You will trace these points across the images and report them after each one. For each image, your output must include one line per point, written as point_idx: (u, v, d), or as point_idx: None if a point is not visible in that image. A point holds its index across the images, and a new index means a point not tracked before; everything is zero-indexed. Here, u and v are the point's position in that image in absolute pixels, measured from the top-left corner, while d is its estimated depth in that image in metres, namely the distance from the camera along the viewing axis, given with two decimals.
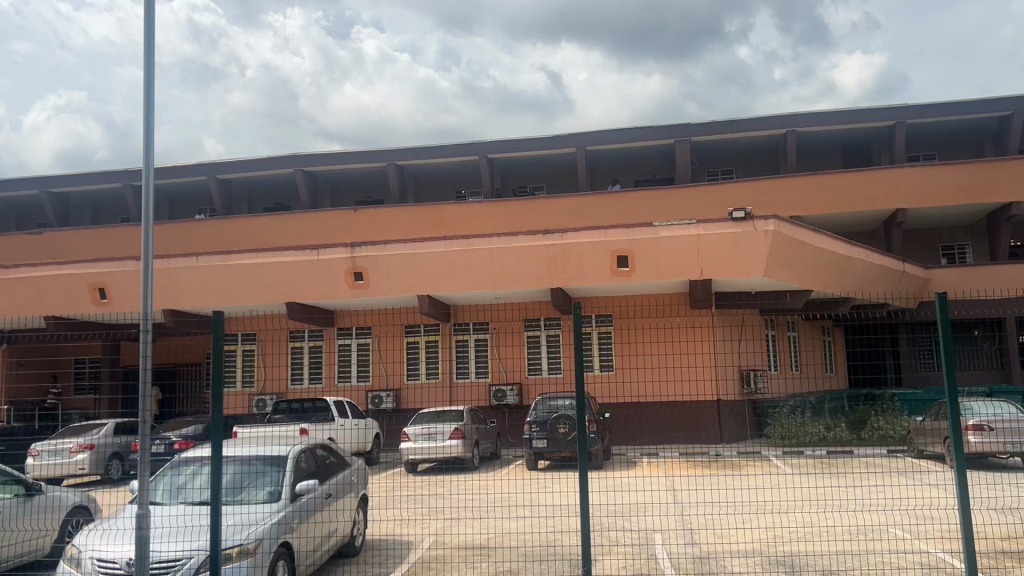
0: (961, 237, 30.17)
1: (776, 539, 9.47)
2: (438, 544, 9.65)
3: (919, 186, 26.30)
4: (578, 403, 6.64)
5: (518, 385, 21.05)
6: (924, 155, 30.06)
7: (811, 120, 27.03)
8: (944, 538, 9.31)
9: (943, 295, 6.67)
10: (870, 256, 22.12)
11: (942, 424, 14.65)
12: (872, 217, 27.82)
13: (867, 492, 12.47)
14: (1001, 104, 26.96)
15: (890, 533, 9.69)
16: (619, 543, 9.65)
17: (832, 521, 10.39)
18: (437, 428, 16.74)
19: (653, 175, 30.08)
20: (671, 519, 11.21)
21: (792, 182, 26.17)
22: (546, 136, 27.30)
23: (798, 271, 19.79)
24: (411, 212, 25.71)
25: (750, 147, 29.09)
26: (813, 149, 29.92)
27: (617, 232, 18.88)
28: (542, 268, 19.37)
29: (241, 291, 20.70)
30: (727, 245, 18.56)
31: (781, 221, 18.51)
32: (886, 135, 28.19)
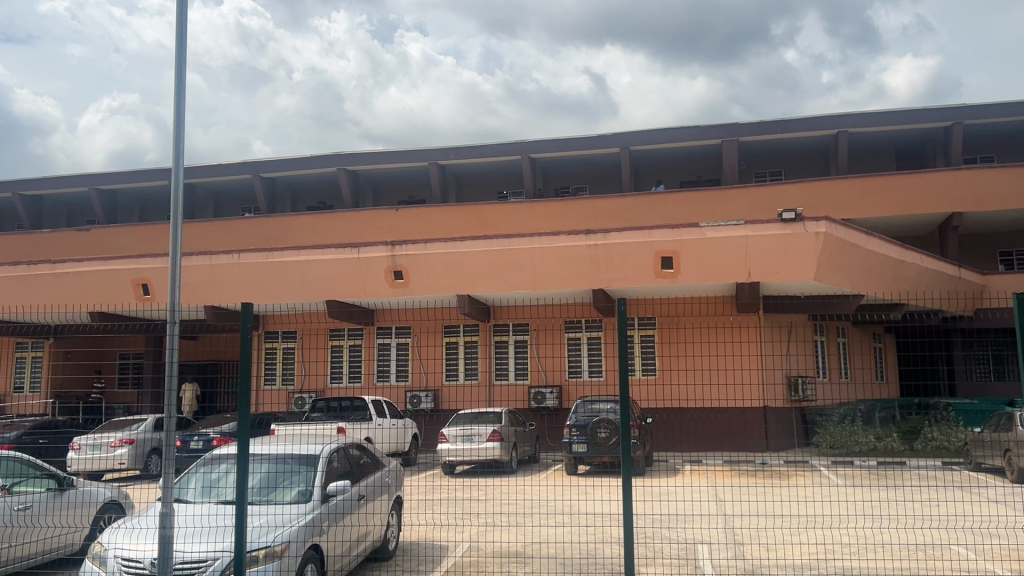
0: (1020, 243, 29.09)
1: (829, 555, 8.93)
2: (473, 550, 9.33)
3: (977, 190, 25.35)
4: (622, 405, 6.30)
5: (558, 388, 20.67)
6: (982, 157, 29.00)
7: (863, 121, 26.23)
8: (1012, 559, 8.67)
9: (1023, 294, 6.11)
10: (925, 260, 21.33)
11: (1001, 436, 13.72)
12: (926, 221, 26.90)
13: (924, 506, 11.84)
14: None
15: (951, 551, 9.08)
16: (662, 555, 9.23)
17: (888, 537, 9.82)
18: (476, 429, 16.48)
19: (699, 176, 29.47)
20: (717, 531, 10.74)
21: (843, 184, 25.39)
22: (590, 136, 26.88)
23: (850, 274, 19.12)
24: (452, 212, 25.51)
25: (799, 147, 28.32)
26: (865, 150, 29.04)
27: (662, 232, 18.43)
28: (585, 269, 18.97)
29: (281, 288, 20.66)
30: (776, 247, 17.99)
31: (833, 223, 17.89)
32: (942, 136, 27.23)
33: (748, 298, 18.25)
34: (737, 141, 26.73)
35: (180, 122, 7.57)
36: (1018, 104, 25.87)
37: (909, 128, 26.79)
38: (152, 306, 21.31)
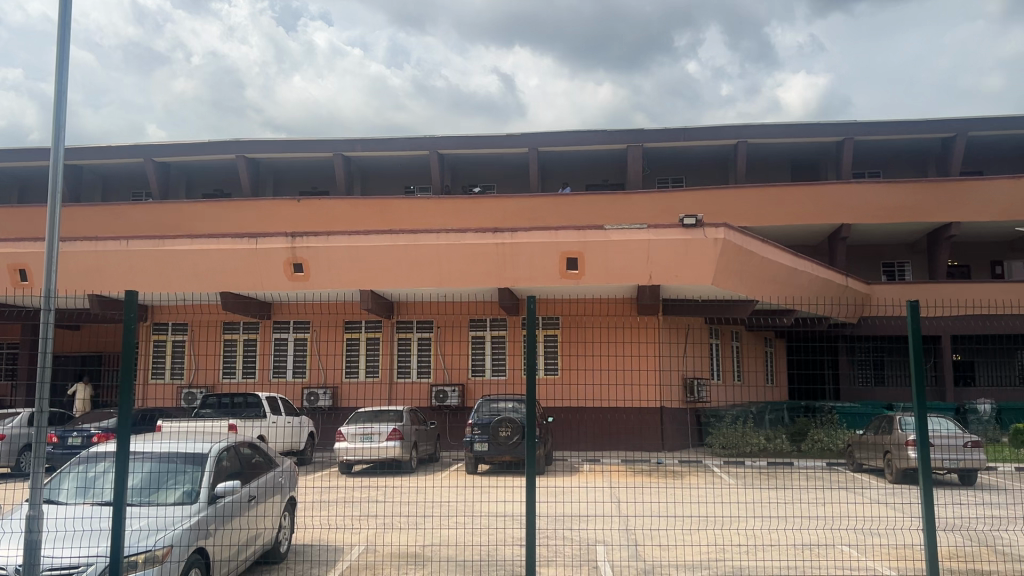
0: (901, 255, 30.75)
1: (723, 555, 9.06)
2: (370, 552, 9.04)
3: (864, 203, 26.58)
4: (528, 405, 6.18)
5: (460, 386, 20.39)
6: (869, 172, 30.50)
7: (762, 132, 27.14)
8: (896, 558, 9.01)
9: (915, 304, 6.35)
10: (815, 269, 22.20)
11: (882, 438, 14.30)
12: (817, 232, 28.08)
13: (811, 504, 12.17)
14: (947, 124, 27.34)
15: (837, 551, 9.35)
16: (561, 557, 9.17)
17: (779, 537, 10.04)
18: (376, 428, 16.09)
19: (605, 180, 29.90)
20: (616, 532, 10.74)
21: (741, 192, 26.22)
22: (498, 134, 26.81)
23: (745, 280, 19.70)
24: (356, 205, 24.97)
25: (701, 156, 29.09)
26: (763, 161, 30.09)
27: (569, 233, 18.47)
28: (491, 268, 18.90)
29: (173, 277, 19.74)
30: (676, 251, 18.35)
31: (730, 230, 18.38)
32: (834, 150, 28.46)
33: (648, 300, 18.55)
34: (643, 147, 27.20)
35: (61, 94, 7.04)
36: (903, 123, 27.28)
37: (804, 141, 27.86)
38: (30, 293, 19.95)
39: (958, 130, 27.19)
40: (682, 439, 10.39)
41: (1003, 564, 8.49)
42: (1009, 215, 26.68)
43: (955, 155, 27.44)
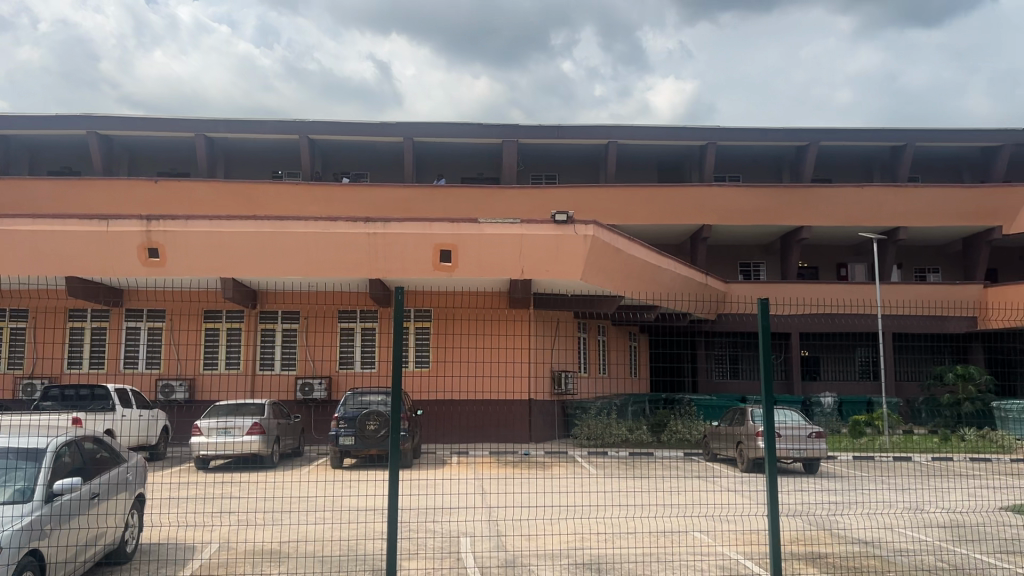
0: (756, 255, 32.43)
1: (584, 544, 9.25)
2: (225, 550, 8.70)
3: (725, 206, 27.85)
4: (393, 398, 6.09)
5: (327, 378, 19.92)
6: (730, 176, 32.00)
7: (632, 133, 27.91)
8: (743, 543, 9.47)
9: (765, 302, 6.67)
10: (678, 266, 23.08)
11: (735, 429, 14.99)
12: (680, 231, 29.21)
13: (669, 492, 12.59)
14: (801, 134, 29.00)
15: (691, 537, 9.75)
16: (424, 550, 9.11)
17: (638, 525, 10.37)
18: (234, 422, 15.51)
19: (480, 173, 29.99)
20: (481, 523, 10.78)
21: (611, 191, 26.92)
22: (372, 122, 26.36)
23: (613, 276, 20.23)
24: (220, 189, 23.94)
25: (573, 154, 29.64)
26: (632, 161, 30.99)
27: (442, 225, 18.38)
28: (361, 258, 18.58)
29: (12, 259, 18.30)
30: (548, 246, 18.61)
31: (600, 227, 18.84)
32: (698, 154, 29.66)
33: (519, 294, 18.71)
34: (517, 142, 27.43)
35: None
36: (761, 130, 28.72)
37: (670, 144, 28.85)
38: None
39: (811, 140, 28.89)
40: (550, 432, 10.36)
41: (838, 546, 9.09)
42: (853, 221, 28.60)
43: (807, 163, 29.17)
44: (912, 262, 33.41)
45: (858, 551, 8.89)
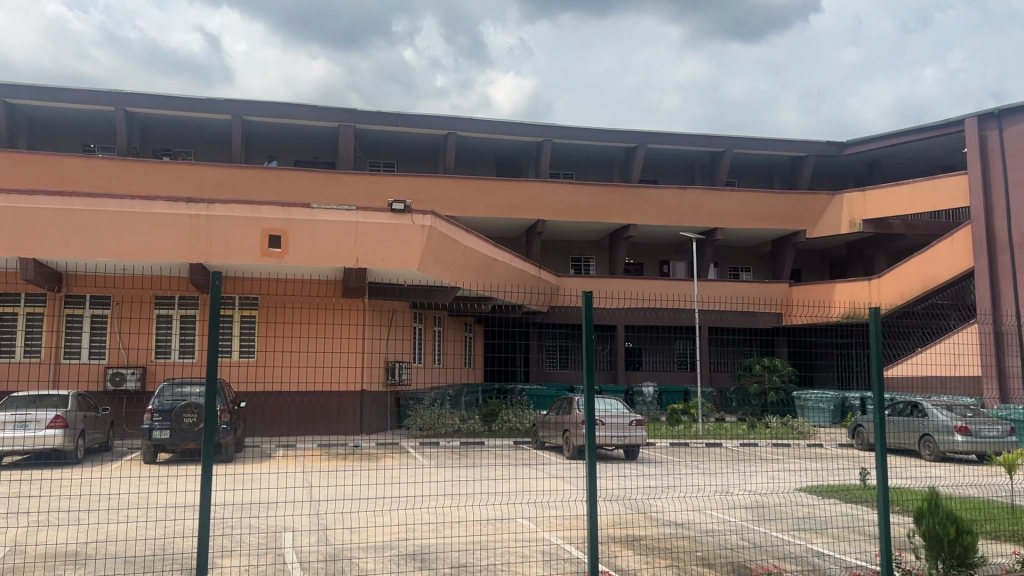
0: (587, 251, 33.53)
1: (411, 535, 9.21)
2: (18, 554, 7.98)
3: (558, 202, 28.62)
4: (208, 388, 5.85)
5: (140, 368, 18.71)
6: (564, 173, 32.92)
7: (470, 125, 28.06)
8: (565, 528, 9.77)
9: (589, 295, 6.87)
10: (512, 259, 23.50)
11: (562, 419, 15.42)
12: (515, 225, 29.73)
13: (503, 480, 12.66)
14: (632, 136, 30.20)
15: (517, 524, 9.93)
16: (242, 546, 8.74)
17: (465, 514, 10.48)
18: (33, 414, 13.97)
19: (314, 157, 29.17)
20: (306, 517, 10.50)
21: (448, 182, 26.98)
22: (199, 97, 24.98)
23: (449, 267, 20.31)
24: (21, 161, 21.91)
25: (411, 142, 29.44)
26: (470, 153, 31.17)
27: (271, 209, 17.72)
28: (180, 241, 17.52)
29: None
30: (383, 235, 18.41)
31: (436, 218, 18.95)
32: (534, 150, 30.27)
33: (353, 282, 18.32)
34: (354, 128, 26.89)
35: None
36: (595, 130, 29.66)
37: (508, 139, 29.26)
38: None
39: (641, 142, 30.14)
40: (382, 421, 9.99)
41: (652, 529, 9.57)
42: (676, 220, 30.21)
43: (636, 164, 30.50)
44: (728, 261, 35.72)
45: (670, 533, 9.38)
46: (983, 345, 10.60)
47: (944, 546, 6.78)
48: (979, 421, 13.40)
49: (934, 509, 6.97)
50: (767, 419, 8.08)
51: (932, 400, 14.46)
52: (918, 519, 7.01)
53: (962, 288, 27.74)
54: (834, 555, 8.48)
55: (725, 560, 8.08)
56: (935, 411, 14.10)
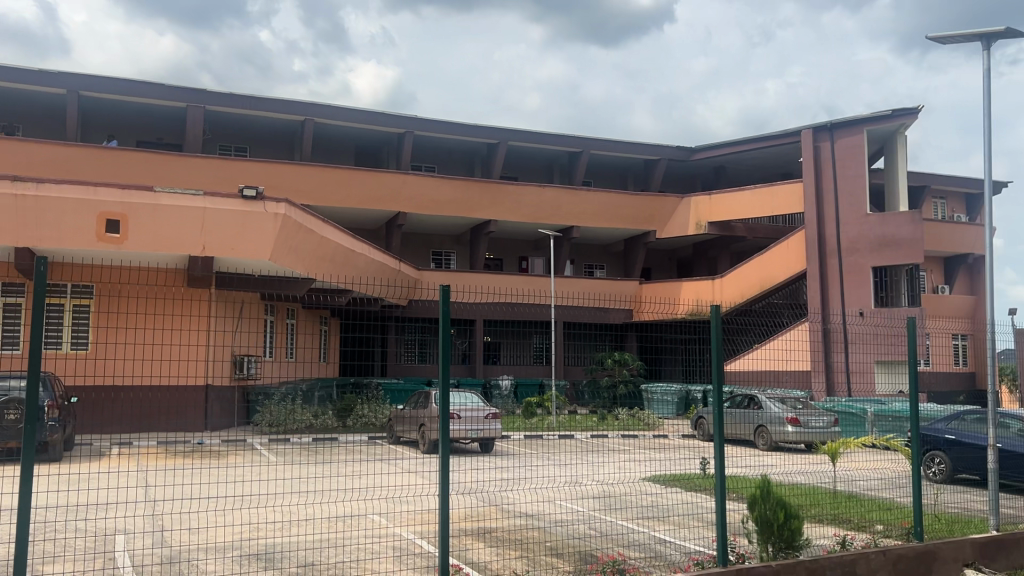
0: (448, 245, 33.54)
1: (257, 534, 8.92)
2: None
3: (418, 194, 28.45)
4: (29, 383, 5.40)
5: None
6: (425, 166, 32.78)
7: (329, 113, 27.40)
8: (416, 522, 9.76)
9: (446, 289, 6.85)
10: (370, 252, 23.19)
11: (418, 413, 15.24)
12: (374, 217, 29.33)
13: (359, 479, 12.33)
14: (492, 132, 30.41)
15: (368, 520, 9.82)
16: (70, 549, 8.21)
17: (316, 510, 10.29)
18: None
19: (160, 139, 27.63)
20: (143, 521, 9.96)
21: (305, 170, 26.27)
22: (28, 68, 23.08)
23: (304, 258, 19.85)
24: None
25: (265, 126, 28.38)
26: (328, 141, 30.41)
27: (109, 191, 16.63)
28: (4, 222, 16.08)
29: None
30: (233, 222, 17.75)
31: (291, 206, 18.54)
32: (395, 141, 29.94)
33: (200, 271, 17.46)
34: (204, 109, 25.67)
35: None
36: (456, 124, 29.63)
37: (369, 129, 28.78)
38: None
39: (501, 139, 30.39)
40: (235, 416, 8.91)
41: (503, 520, 9.72)
42: (535, 218, 30.74)
43: (497, 160, 30.77)
44: (584, 258, 36.73)
45: (522, 524, 9.55)
46: (812, 342, 11.41)
47: (774, 530, 7.29)
48: (807, 413, 14.65)
49: (765, 496, 7.46)
50: (616, 412, 8.43)
51: (767, 394, 15.44)
52: (751, 505, 7.48)
53: (795, 289, 29.76)
54: (675, 541, 8.88)
55: (573, 550, 8.29)
56: (770, 403, 15.07)
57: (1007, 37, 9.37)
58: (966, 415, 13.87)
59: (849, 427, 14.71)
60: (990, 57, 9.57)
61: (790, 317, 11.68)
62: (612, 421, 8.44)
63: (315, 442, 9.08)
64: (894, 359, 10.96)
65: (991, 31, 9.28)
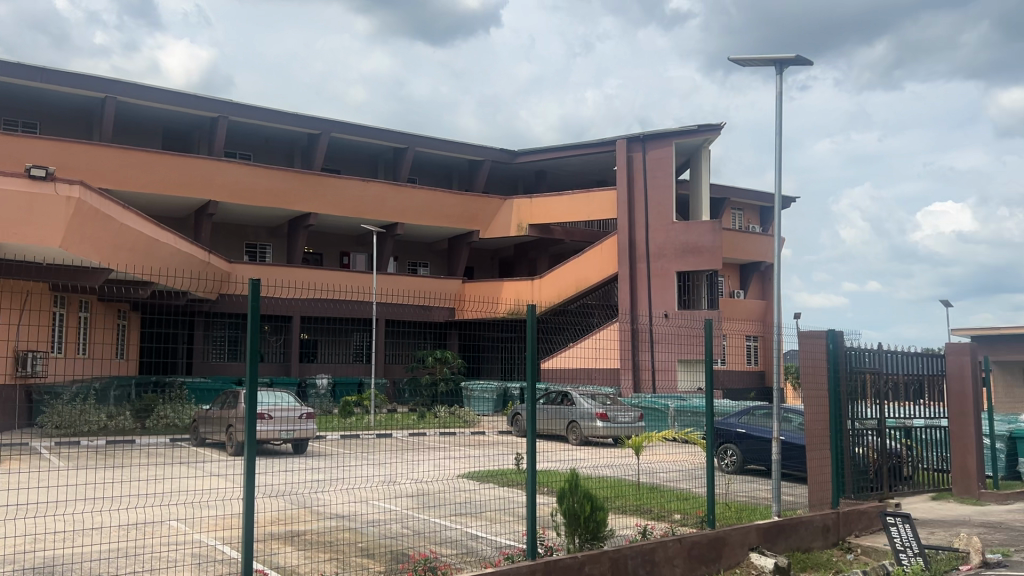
0: (263, 238, 32.30)
1: (37, 547, 8.24)
2: None
3: (233, 182, 27.26)
4: None
5: None
6: (240, 154, 31.36)
7: (134, 91, 25.57)
8: (220, 528, 9.35)
9: (256, 283, 6.67)
10: (177, 242, 21.94)
11: None
12: (183, 204, 27.74)
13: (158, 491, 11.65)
14: (314, 122, 29.58)
15: (167, 527, 9.32)
16: None
17: (107, 521, 9.63)
18: None
19: None
20: None
21: (103, 151, 24.46)
22: None
23: (101, 247, 18.47)
24: None
25: (60, 100, 26.13)
26: (132, 121, 28.42)
27: None
28: None
29: None
30: (20, 206, 16.14)
31: (87, 189, 17.35)
32: (208, 125, 28.38)
33: None
34: None
35: None
36: (275, 112, 28.55)
37: (179, 110, 27.12)
38: None
39: (323, 130, 29.62)
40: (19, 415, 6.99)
41: (315, 523, 9.51)
42: (357, 213, 30.24)
43: (318, 151, 29.98)
44: (406, 256, 36.56)
45: (334, 526, 9.39)
46: (620, 341, 11.96)
47: (580, 521, 7.58)
48: (616, 408, 15.59)
49: (572, 489, 7.74)
50: (435, 410, 8.41)
51: (578, 391, 15.89)
52: (559, 498, 7.72)
53: (608, 291, 31.11)
54: (487, 536, 9.02)
55: (385, 549, 8.19)
56: (581, 400, 15.60)
57: (796, 63, 10.24)
58: (756, 408, 14.78)
59: (653, 422, 15.55)
60: (782, 82, 10.43)
61: (601, 317, 12.15)
62: (432, 421, 8.46)
63: (111, 442, 7.79)
64: (694, 358, 11.64)
65: (783, 57, 10.11)
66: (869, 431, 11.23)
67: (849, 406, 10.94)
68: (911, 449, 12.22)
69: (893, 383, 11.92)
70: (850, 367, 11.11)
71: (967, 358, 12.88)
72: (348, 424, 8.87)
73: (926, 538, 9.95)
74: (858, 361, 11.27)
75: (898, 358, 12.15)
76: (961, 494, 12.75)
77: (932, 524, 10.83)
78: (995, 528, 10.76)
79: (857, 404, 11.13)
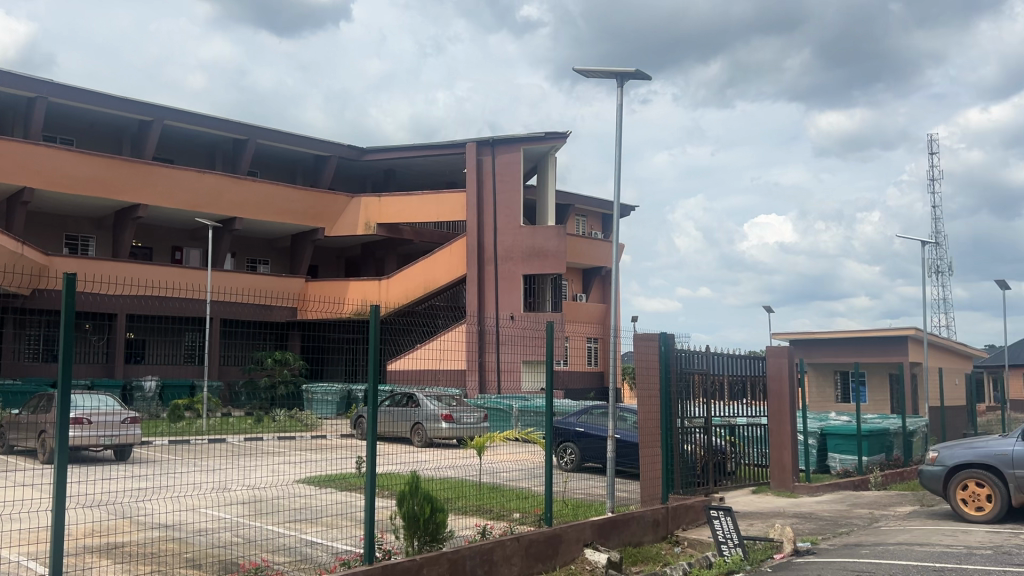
0: (86, 229, 30.16)
1: None
2: None
3: (52, 166, 25.58)
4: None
5: None
6: (61, 138, 29.14)
7: None
8: (29, 543, 8.69)
9: (71, 279, 6.20)
10: None
11: None
12: None
13: None
14: (146, 108, 27.90)
15: None
16: None
17: None
18: None
19: None
20: None
21: None
22: None
23: None
24: None
25: None
26: None
27: None
28: None
29: None
30: None
31: None
32: (24, 105, 26.19)
33: None
34: None
35: None
36: (102, 95, 26.73)
37: None
38: None
39: (157, 117, 28.00)
40: None
41: (138, 534, 9.02)
42: (193, 206, 28.79)
43: (149, 140, 28.33)
44: (245, 251, 35.21)
45: (158, 537, 8.95)
46: (464, 342, 12.01)
47: (420, 524, 7.56)
48: (459, 409, 15.51)
49: (412, 491, 7.70)
50: (273, 413, 8.09)
51: (423, 392, 15.55)
52: (399, 501, 7.67)
53: (455, 292, 31.22)
54: (323, 542, 8.85)
55: (214, 560, 7.86)
56: (426, 401, 15.54)
57: (636, 77, 10.66)
58: (594, 408, 15.25)
59: (494, 422, 15.71)
60: (622, 94, 10.83)
61: (446, 320, 12.17)
62: (270, 424, 8.12)
63: None
64: (537, 359, 11.89)
65: (624, 70, 10.50)
66: (696, 429, 11.86)
67: (678, 405, 11.51)
68: (734, 445, 13.00)
69: (719, 383, 12.66)
70: (680, 368, 11.68)
71: (785, 360, 13.88)
72: (176, 428, 8.34)
73: (745, 529, 10.65)
74: (687, 363, 11.86)
75: (724, 359, 12.91)
76: (777, 487, 13.77)
77: (752, 516, 11.58)
78: (805, 518, 11.64)
79: (686, 403, 11.73)
